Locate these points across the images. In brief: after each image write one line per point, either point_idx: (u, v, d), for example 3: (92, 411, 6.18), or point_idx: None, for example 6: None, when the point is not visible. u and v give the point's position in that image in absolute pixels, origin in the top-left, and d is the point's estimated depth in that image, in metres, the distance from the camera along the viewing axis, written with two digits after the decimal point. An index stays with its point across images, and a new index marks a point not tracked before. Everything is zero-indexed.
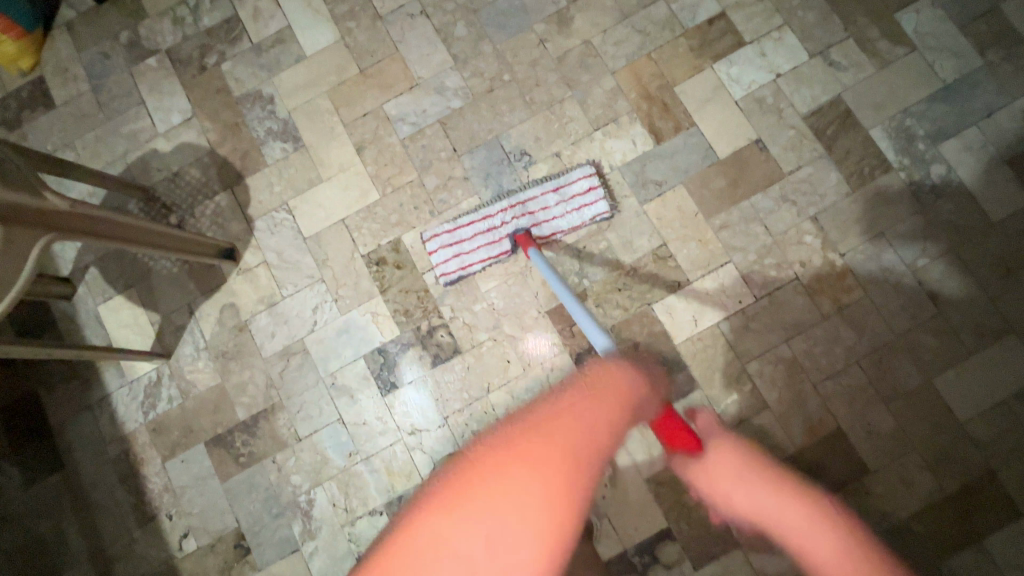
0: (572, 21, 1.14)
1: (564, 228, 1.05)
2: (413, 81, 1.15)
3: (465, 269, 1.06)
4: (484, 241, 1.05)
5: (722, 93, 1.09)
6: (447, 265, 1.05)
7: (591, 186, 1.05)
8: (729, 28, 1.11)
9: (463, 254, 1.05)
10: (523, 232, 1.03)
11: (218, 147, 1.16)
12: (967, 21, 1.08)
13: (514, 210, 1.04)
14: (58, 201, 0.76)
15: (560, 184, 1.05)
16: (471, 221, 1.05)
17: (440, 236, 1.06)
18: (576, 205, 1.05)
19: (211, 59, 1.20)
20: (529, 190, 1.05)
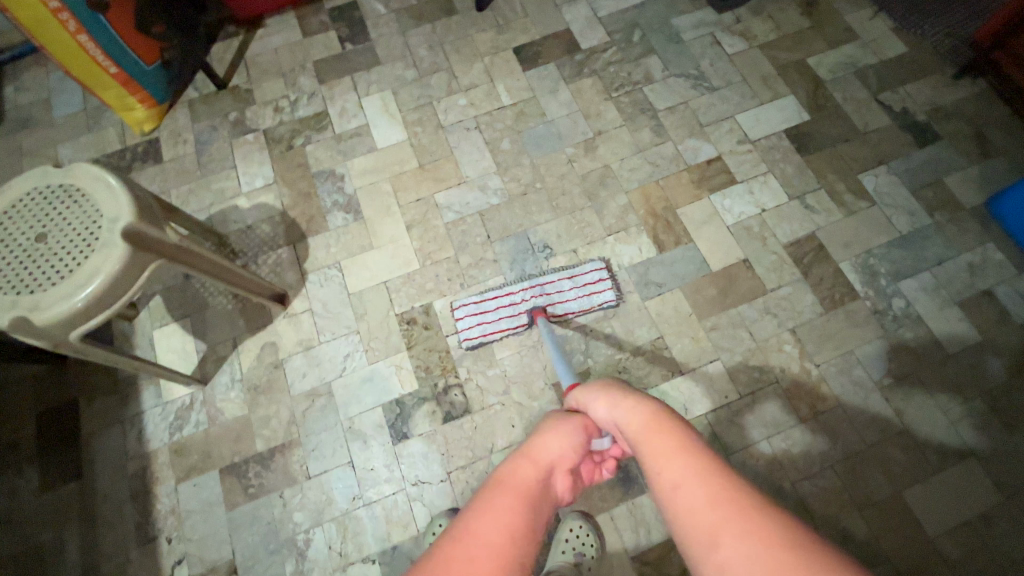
0: (596, 148, 1.41)
1: (575, 308, 1.22)
2: (462, 179, 1.39)
3: (486, 337, 1.20)
4: (505, 314, 1.21)
5: (716, 219, 1.32)
6: (470, 331, 1.21)
7: (600, 278, 1.24)
8: (724, 169, 1.37)
9: (486, 323, 1.21)
10: (539, 308, 1.20)
11: (289, 210, 1.37)
12: (917, 188, 1.33)
13: (533, 290, 1.22)
14: (177, 236, 0.93)
15: (574, 274, 1.25)
16: (496, 296, 1.22)
17: (468, 306, 1.22)
18: (587, 291, 1.23)
19: (299, 141, 1.45)
20: (547, 275, 1.25)
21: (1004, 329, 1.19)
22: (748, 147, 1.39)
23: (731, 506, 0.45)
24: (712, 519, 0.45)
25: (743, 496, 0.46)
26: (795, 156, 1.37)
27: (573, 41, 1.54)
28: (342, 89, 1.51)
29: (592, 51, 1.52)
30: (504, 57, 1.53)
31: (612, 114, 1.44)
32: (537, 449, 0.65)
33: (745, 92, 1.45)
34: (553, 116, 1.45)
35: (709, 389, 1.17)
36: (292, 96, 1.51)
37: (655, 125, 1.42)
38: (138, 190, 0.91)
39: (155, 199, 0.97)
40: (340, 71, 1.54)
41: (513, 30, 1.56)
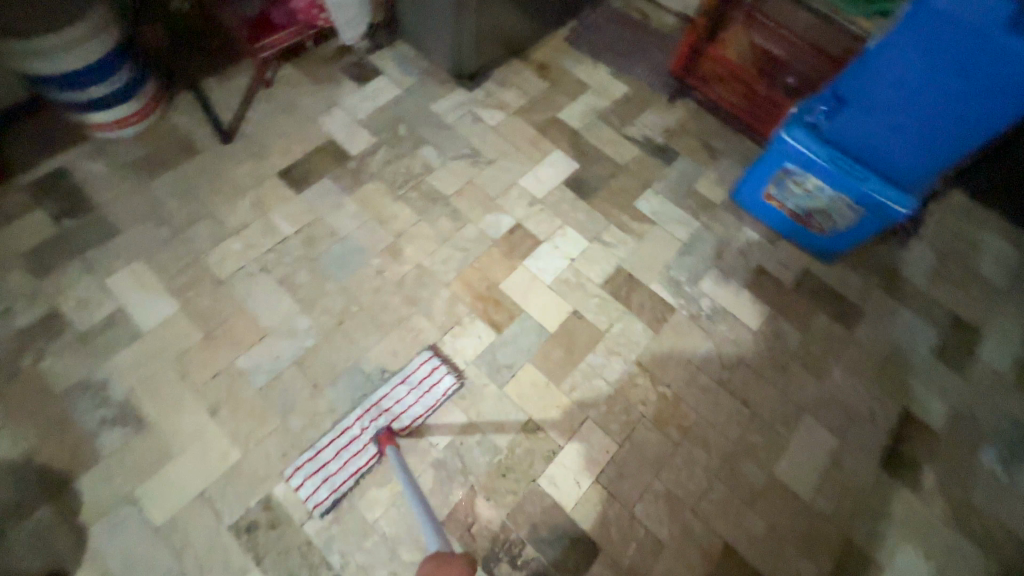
0: (402, 251, 1.36)
1: (421, 410, 1.15)
2: (263, 331, 1.21)
3: (337, 490, 1.05)
4: (350, 454, 1.08)
5: (537, 282, 1.35)
6: (317, 493, 1.04)
7: (433, 367, 1.20)
8: (527, 232, 1.42)
9: (331, 476, 1.06)
10: (383, 430, 1.10)
11: (37, 453, 1.04)
12: (680, 199, 1.54)
13: (370, 414, 1.13)
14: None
15: (406, 375, 1.18)
16: (331, 440, 1.09)
17: (303, 467, 1.06)
18: (425, 386, 1.17)
19: (28, 359, 1.13)
20: (379, 389, 1.17)
21: (783, 295, 1.41)
22: (540, 206, 1.47)
23: None
24: None
25: None
26: (581, 202, 1.49)
27: (342, 150, 1.48)
28: (74, 276, 1.22)
29: (364, 155, 1.48)
30: (272, 184, 1.41)
31: (406, 212, 1.41)
32: None
33: (519, 157, 1.55)
34: (345, 232, 1.36)
35: (592, 452, 1.16)
36: (1, 304, 1.17)
37: (450, 210, 1.43)
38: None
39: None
40: (65, 254, 1.25)
41: (272, 155, 1.45)
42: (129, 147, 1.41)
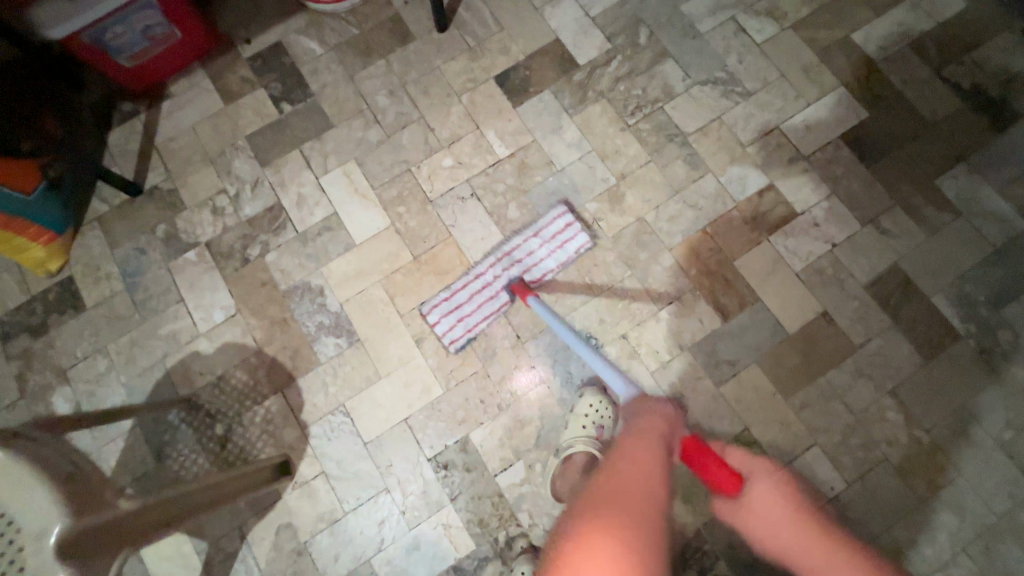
0: (625, 197, 1.15)
1: (553, 266, 1.10)
2: (470, 266, 1.12)
3: (471, 332, 1.08)
4: (483, 300, 1.08)
5: (781, 266, 1.10)
6: (452, 331, 1.08)
7: (567, 223, 1.11)
8: (780, 199, 1.13)
9: (466, 317, 1.08)
10: (516, 280, 1.07)
11: (265, 346, 1.10)
12: (1004, 185, 1.12)
13: (502, 261, 1.10)
14: (128, 511, 0.65)
15: (539, 228, 1.11)
16: (465, 283, 1.09)
17: (440, 305, 1.08)
18: (558, 241, 1.10)
19: (254, 251, 1.14)
20: (511, 240, 1.11)
21: None
22: (804, 166, 1.15)
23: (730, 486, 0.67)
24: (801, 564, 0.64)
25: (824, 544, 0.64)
26: (860, 169, 1.14)
27: (568, 56, 1.23)
28: (292, 169, 1.19)
29: (593, 67, 1.22)
30: (487, 91, 1.22)
31: (635, 149, 1.17)
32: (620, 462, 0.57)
33: (787, 92, 1.19)
34: (563, 163, 1.17)
35: (812, 483, 1.00)
36: (231, 189, 1.18)
37: (688, 154, 1.16)
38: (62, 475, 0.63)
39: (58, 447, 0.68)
40: (284, 144, 1.20)
41: (489, 53, 1.23)
42: (342, 24, 1.27)
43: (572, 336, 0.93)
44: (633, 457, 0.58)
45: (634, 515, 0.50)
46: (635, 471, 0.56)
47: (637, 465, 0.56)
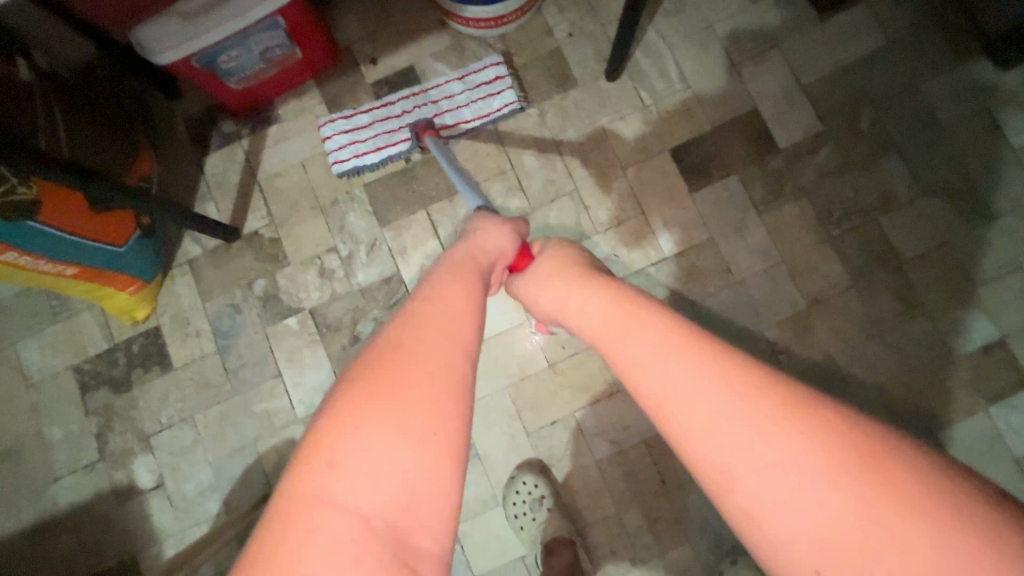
0: (813, 328, 0.95)
1: (470, 117, 1.00)
2: (614, 385, 0.95)
3: (359, 159, 1.00)
4: (383, 130, 1.00)
5: (997, 447, 0.90)
6: (341, 152, 1.00)
7: (498, 76, 1.00)
8: (1010, 360, 0.92)
9: (359, 142, 1.00)
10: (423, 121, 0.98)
11: None
12: None
13: (414, 97, 1.01)
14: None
15: (466, 73, 1.01)
16: (369, 108, 1.01)
17: (337, 122, 1.01)
18: (479, 92, 1.00)
19: (366, 328, 0.98)
20: (433, 80, 1.02)
21: None
22: None
23: (749, 390, 0.36)
24: (795, 450, 0.33)
25: (794, 394, 0.36)
26: None
27: (765, 134, 0.99)
28: (417, 234, 1.00)
29: (795, 153, 0.99)
30: (659, 166, 0.99)
31: (833, 268, 0.96)
32: (455, 255, 0.55)
33: None
34: (741, 273, 0.96)
35: None
36: (343, 248, 1.01)
37: (899, 285, 0.95)
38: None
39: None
40: (409, 200, 1.01)
41: (667, 116, 1.00)
42: (490, 55, 1.04)
43: (457, 173, 0.85)
44: (432, 295, 0.45)
45: (450, 280, 0.48)
46: (431, 311, 0.43)
47: (441, 302, 0.45)
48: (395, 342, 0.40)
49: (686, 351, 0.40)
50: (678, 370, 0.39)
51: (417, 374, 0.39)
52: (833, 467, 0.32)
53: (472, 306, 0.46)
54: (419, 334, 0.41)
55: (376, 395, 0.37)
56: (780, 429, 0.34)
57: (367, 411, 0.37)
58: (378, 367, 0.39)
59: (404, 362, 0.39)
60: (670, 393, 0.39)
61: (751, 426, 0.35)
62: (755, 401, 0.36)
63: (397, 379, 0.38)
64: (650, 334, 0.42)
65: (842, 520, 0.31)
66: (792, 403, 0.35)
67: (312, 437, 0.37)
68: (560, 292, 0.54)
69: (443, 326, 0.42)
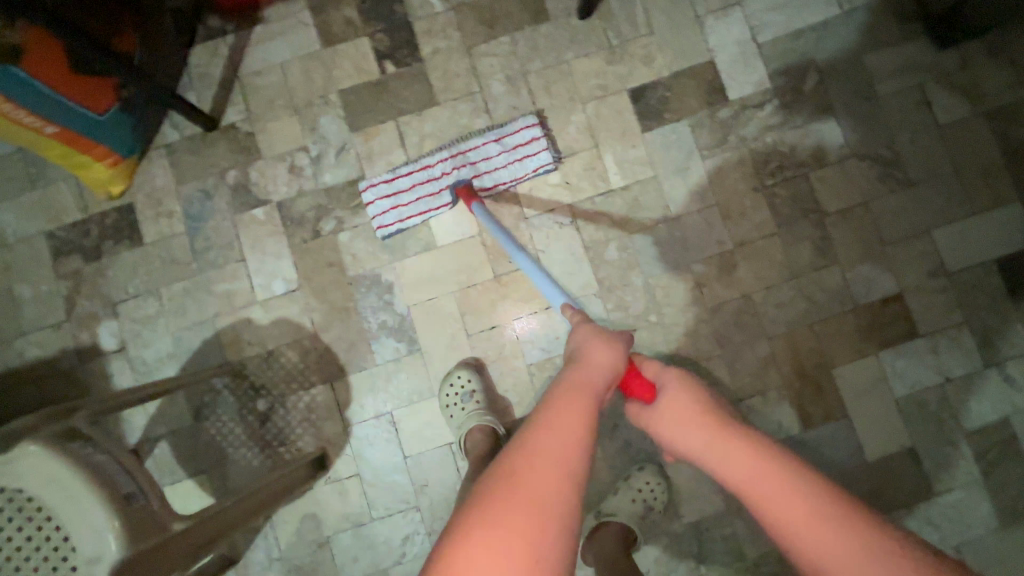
0: (737, 268, 1.04)
1: (506, 177, 1.02)
2: (550, 301, 1.04)
3: (403, 223, 1.02)
4: (424, 192, 1.02)
5: (881, 388, 1.01)
6: (385, 217, 1.02)
7: (533, 137, 1.02)
8: (904, 314, 1.02)
9: (401, 207, 1.02)
10: (464, 183, 1.00)
11: (322, 332, 1.04)
12: None
13: (452, 157, 1.02)
14: (153, 498, 0.62)
15: (503, 134, 1.02)
16: (409, 171, 1.02)
17: (378, 186, 1.02)
18: (517, 154, 1.02)
19: (327, 225, 1.05)
20: (469, 139, 1.02)
21: None
22: (943, 283, 1.02)
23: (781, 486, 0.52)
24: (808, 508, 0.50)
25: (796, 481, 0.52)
26: (1003, 302, 1.02)
27: (717, 86, 1.06)
28: (384, 142, 1.06)
29: (742, 107, 1.06)
30: (617, 104, 1.06)
31: (763, 215, 1.05)
32: (591, 358, 0.63)
33: (952, 193, 1.04)
34: (679, 212, 1.05)
35: None
36: (313, 148, 1.07)
37: (819, 237, 1.04)
38: (79, 454, 0.59)
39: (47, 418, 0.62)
40: (380, 110, 1.07)
41: (630, 58, 1.07)
42: None
43: (513, 245, 0.88)
44: (551, 420, 0.53)
45: (575, 397, 0.56)
46: (548, 438, 0.51)
47: (566, 413, 0.54)
48: (513, 472, 0.49)
49: (742, 455, 0.56)
50: (753, 469, 0.54)
51: (532, 492, 0.48)
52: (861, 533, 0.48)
53: (586, 417, 0.54)
54: (555, 445, 0.51)
55: (494, 526, 0.46)
56: (828, 529, 0.49)
57: (495, 539, 0.45)
58: (496, 494, 0.48)
59: (525, 486, 0.48)
60: (780, 510, 0.51)
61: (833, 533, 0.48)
62: (830, 528, 0.48)
63: (517, 503, 0.47)
64: (720, 445, 0.58)
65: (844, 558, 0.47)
66: (850, 519, 0.49)
67: (444, 552, 0.46)
68: (684, 423, 0.62)
69: (553, 441, 0.51)
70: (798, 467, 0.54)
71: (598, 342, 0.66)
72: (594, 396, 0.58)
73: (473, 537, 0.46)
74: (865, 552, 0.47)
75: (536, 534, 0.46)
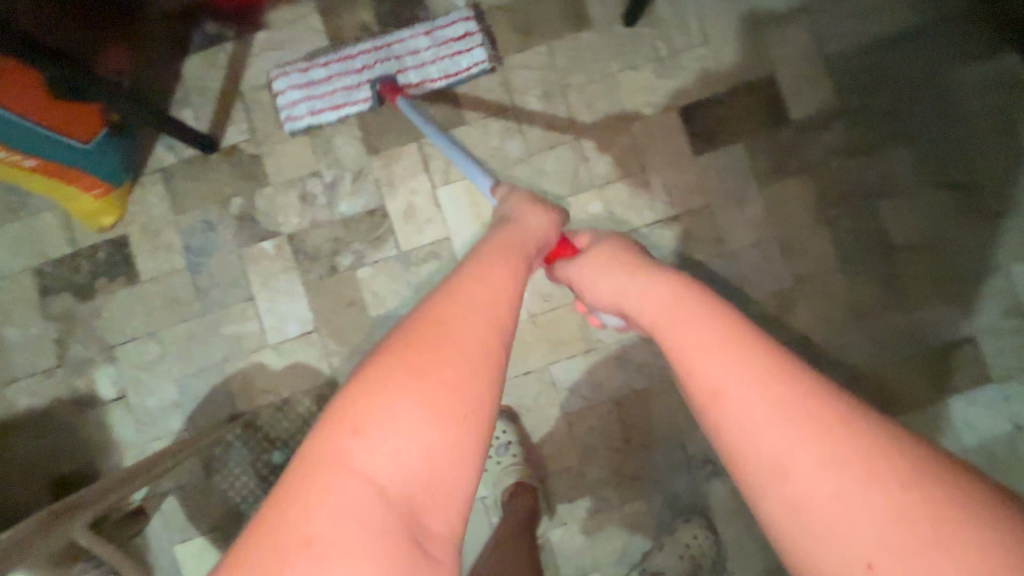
0: (795, 306, 0.95)
1: (435, 74, 0.93)
2: (592, 344, 0.95)
3: (315, 116, 0.94)
4: (342, 85, 0.93)
5: (950, 437, 0.94)
6: (296, 109, 0.94)
7: (466, 32, 0.93)
8: (977, 357, 0.94)
9: (315, 99, 0.93)
10: (387, 78, 0.91)
11: (341, 377, 0.95)
12: None
13: (377, 50, 0.92)
14: None
15: (433, 27, 0.93)
16: (328, 62, 0.93)
17: (292, 76, 0.93)
18: (446, 48, 0.93)
19: (345, 260, 0.95)
20: (397, 32, 0.93)
21: None
22: (1018, 324, 0.94)
23: (786, 387, 0.35)
24: (802, 420, 0.34)
25: (809, 381, 0.36)
26: None
27: (778, 103, 0.95)
28: (406, 167, 0.95)
29: (805, 126, 0.95)
30: (666, 123, 0.95)
31: (825, 249, 0.95)
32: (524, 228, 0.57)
33: None
34: (733, 245, 0.95)
35: None
36: (327, 173, 0.96)
37: (885, 273, 0.95)
38: None
39: (35, 533, 0.55)
40: (401, 130, 0.96)
41: (681, 71, 0.95)
42: None
43: (431, 128, 0.80)
44: (471, 277, 0.42)
45: (494, 263, 0.45)
46: (471, 294, 0.40)
47: (484, 279, 0.42)
48: (422, 321, 0.37)
49: (727, 342, 0.39)
50: (723, 364, 0.38)
51: (435, 353, 0.35)
52: (874, 462, 0.31)
53: (511, 287, 0.43)
54: (464, 307, 0.39)
55: (391, 378, 0.34)
56: (837, 450, 0.32)
57: (388, 393, 0.34)
58: (400, 349, 0.36)
59: (425, 343, 0.36)
60: (771, 429, 0.34)
61: (829, 450, 0.32)
62: (828, 446, 0.32)
63: (426, 363, 0.35)
64: (689, 334, 0.41)
65: (848, 500, 0.31)
66: (869, 445, 0.32)
67: (339, 402, 0.34)
68: (602, 276, 0.57)
69: (470, 305, 0.39)
70: (794, 359, 0.38)
71: (534, 211, 0.61)
72: (518, 258, 0.49)
73: (372, 392, 0.34)
74: (862, 489, 0.31)
75: (449, 420, 0.34)
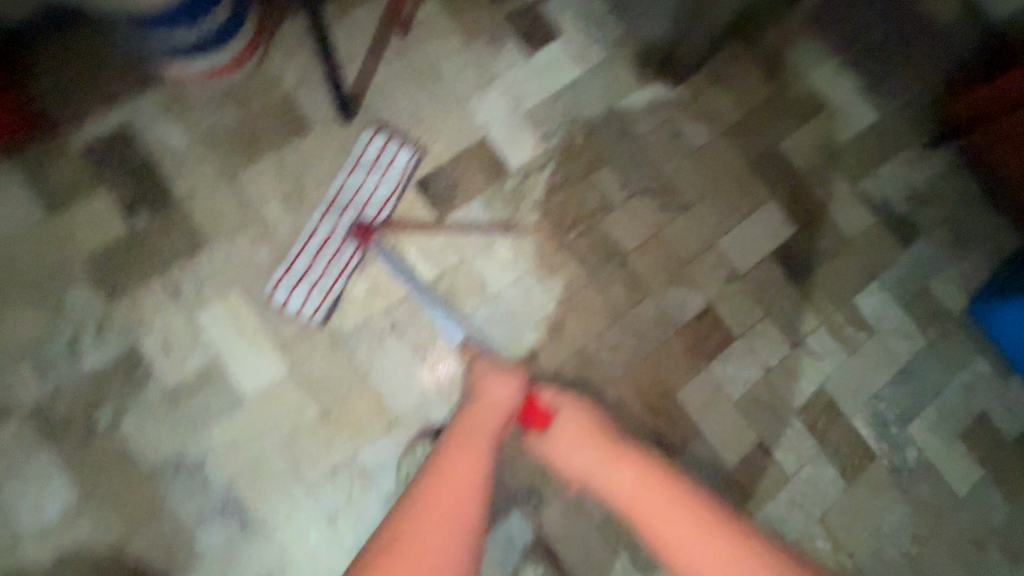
0: (564, 325, 1.06)
1: (388, 194, 1.00)
2: (393, 417, 0.96)
3: (330, 296, 0.95)
4: (325, 258, 0.96)
5: (720, 396, 1.09)
6: (311, 301, 0.95)
7: (385, 148, 1.02)
8: (718, 323, 1.11)
9: (317, 282, 0.95)
10: (358, 224, 0.97)
11: (130, 545, 0.87)
12: (909, 301, 1.19)
13: (332, 211, 0.97)
14: None
15: (358, 161, 1.00)
16: (301, 246, 0.96)
17: (284, 280, 0.95)
18: (382, 170, 1.01)
19: (106, 417, 0.89)
20: (334, 184, 0.99)
21: (1004, 454, 1.15)
22: (738, 286, 1.13)
23: (638, 485, 0.68)
24: (645, 497, 0.67)
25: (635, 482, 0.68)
26: (789, 288, 1.15)
27: (497, 159, 1.09)
28: (154, 303, 0.93)
29: (526, 173, 1.10)
30: (406, 198, 1.04)
31: (573, 269, 1.08)
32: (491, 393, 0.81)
33: (723, 205, 1.16)
34: (495, 288, 1.05)
35: None
36: (66, 334, 0.90)
37: (627, 275, 1.10)
38: None
39: None
40: (140, 269, 0.94)
41: None
42: (215, 108, 1.00)
43: None
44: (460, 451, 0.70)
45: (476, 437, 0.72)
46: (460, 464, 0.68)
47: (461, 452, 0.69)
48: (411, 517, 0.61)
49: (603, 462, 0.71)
50: (621, 479, 0.69)
51: (447, 524, 0.61)
52: (670, 506, 0.65)
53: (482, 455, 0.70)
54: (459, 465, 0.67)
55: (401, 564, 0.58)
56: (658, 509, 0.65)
57: None
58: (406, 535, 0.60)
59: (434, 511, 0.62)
60: (645, 511, 0.66)
61: (658, 509, 0.65)
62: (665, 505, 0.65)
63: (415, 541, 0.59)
64: (607, 468, 0.71)
65: (664, 530, 0.64)
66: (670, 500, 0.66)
67: None
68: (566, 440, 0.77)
69: (461, 475, 0.66)
70: (643, 467, 0.70)
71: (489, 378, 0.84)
72: (495, 426, 0.76)
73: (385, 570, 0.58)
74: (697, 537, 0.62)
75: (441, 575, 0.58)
